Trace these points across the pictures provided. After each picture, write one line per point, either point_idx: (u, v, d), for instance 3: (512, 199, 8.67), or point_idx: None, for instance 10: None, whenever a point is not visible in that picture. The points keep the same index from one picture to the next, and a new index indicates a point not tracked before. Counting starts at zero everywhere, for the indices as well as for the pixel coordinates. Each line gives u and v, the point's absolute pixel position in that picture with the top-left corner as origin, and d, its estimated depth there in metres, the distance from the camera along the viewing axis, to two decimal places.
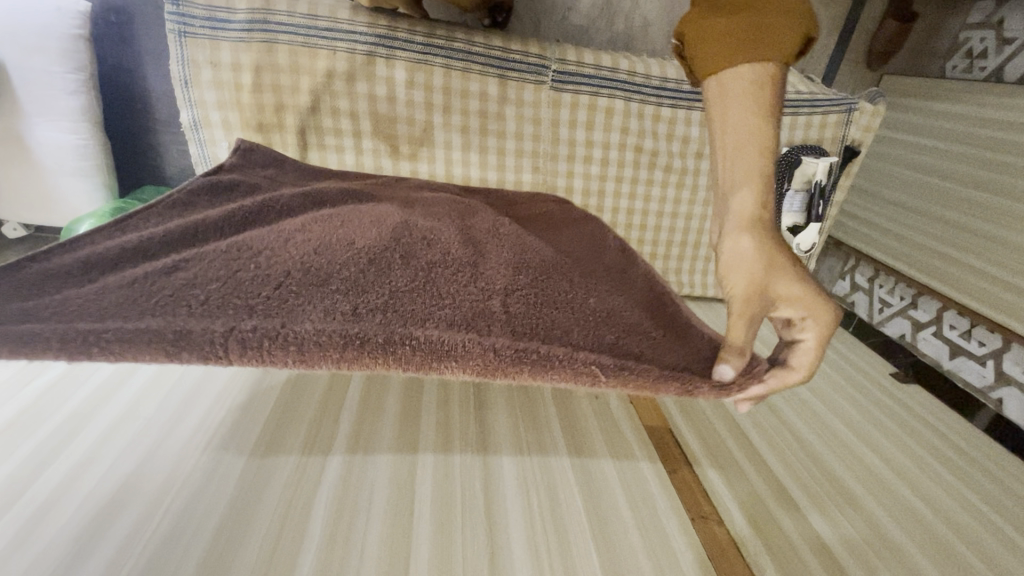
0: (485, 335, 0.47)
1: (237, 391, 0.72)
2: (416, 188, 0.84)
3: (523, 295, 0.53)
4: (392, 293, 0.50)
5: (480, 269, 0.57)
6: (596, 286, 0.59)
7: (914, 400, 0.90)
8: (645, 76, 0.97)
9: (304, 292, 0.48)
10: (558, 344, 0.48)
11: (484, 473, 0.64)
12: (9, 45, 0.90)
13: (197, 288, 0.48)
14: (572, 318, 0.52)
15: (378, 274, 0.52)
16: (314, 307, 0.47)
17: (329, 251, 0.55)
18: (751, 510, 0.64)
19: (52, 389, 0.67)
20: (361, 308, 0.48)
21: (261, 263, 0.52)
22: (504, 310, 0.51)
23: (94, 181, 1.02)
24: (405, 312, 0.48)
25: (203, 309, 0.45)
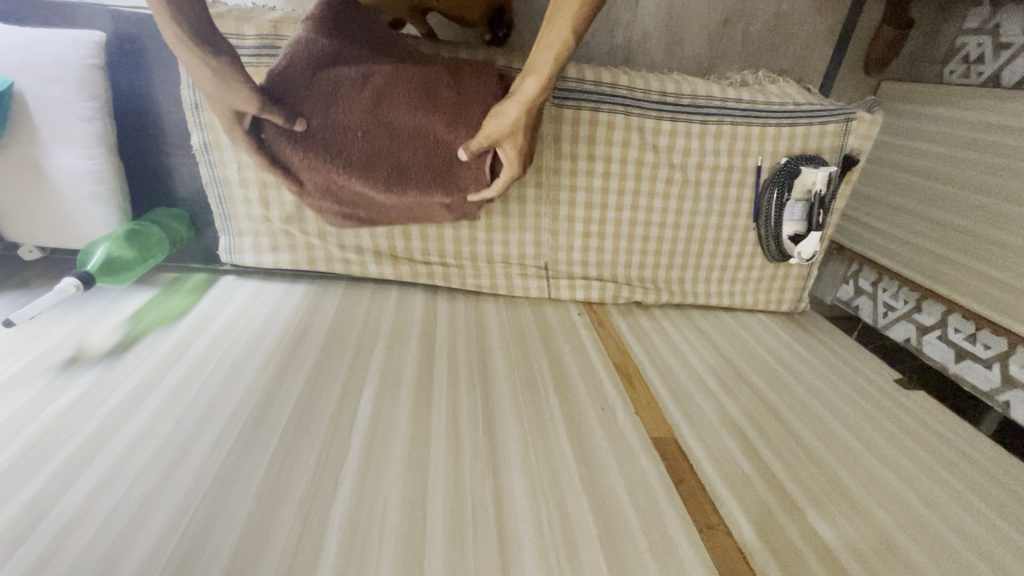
0: (378, 174, 0.72)
1: (242, 419, 0.67)
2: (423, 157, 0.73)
3: (403, 155, 0.73)
4: (352, 147, 0.71)
5: (400, 143, 0.72)
6: (431, 162, 0.74)
7: (918, 406, 0.92)
8: (644, 92, 1.01)
9: (326, 145, 0.70)
10: (402, 173, 0.73)
11: (496, 485, 0.64)
12: (29, 77, 0.82)
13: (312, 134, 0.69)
14: (425, 165, 0.73)
15: (340, 153, 0.70)
16: (330, 164, 0.70)
17: (331, 139, 0.70)
18: (760, 520, 0.65)
19: (73, 400, 0.67)
20: (356, 159, 0.71)
21: (318, 109, 0.69)
22: (399, 165, 0.73)
23: (81, 144, 0.87)
24: (349, 164, 0.71)
25: (312, 151, 0.69)
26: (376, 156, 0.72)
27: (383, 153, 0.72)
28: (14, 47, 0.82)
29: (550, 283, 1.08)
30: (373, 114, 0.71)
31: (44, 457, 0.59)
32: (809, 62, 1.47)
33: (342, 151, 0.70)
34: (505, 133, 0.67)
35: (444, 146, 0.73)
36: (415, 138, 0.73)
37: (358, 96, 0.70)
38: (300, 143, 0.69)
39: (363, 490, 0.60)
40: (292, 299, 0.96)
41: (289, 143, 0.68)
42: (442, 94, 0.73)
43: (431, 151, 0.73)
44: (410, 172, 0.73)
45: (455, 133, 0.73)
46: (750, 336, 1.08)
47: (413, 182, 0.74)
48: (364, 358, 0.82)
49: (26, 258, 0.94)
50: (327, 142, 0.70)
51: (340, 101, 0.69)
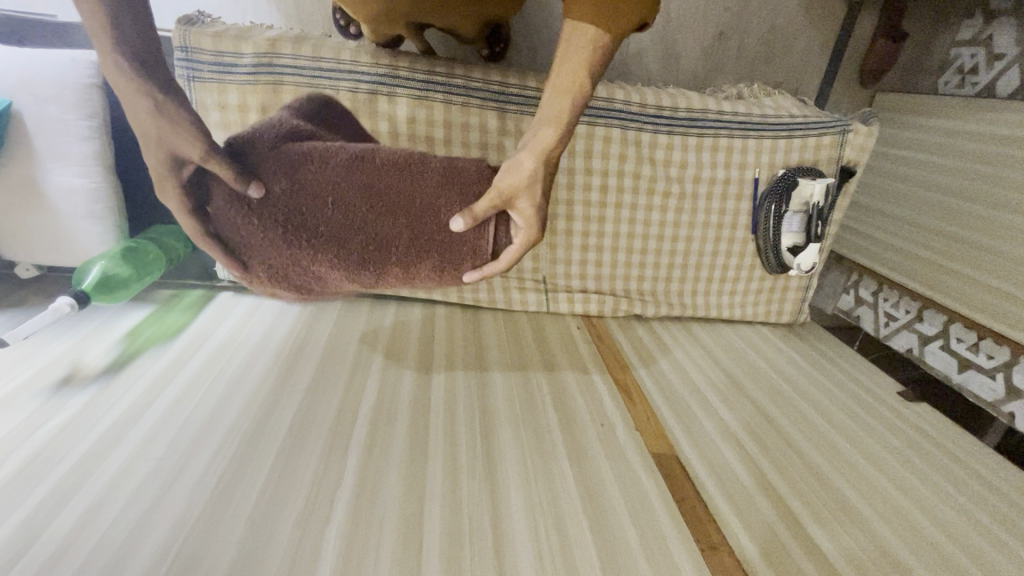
0: (351, 256, 0.60)
1: (236, 440, 0.66)
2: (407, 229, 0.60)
3: (384, 230, 0.60)
4: (321, 225, 0.58)
5: (380, 216, 0.59)
6: (418, 234, 0.60)
7: (922, 418, 0.90)
8: (640, 105, 1.01)
9: (288, 224, 0.57)
10: (382, 251, 0.60)
11: (494, 505, 0.63)
12: (27, 96, 0.83)
13: (270, 209, 0.57)
14: (411, 238, 0.60)
15: (306, 233, 0.58)
16: (294, 246, 0.58)
17: (296, 212, 0.57)
18: (762, 539, 0.64)
19: (66, 420, 0.66)
20: (326, 238, 0.59)
21: (278, 179, 0.57)
22: (380, 245, 0.60)
23: (78, 162, 0.87)
24: (318, 246, 0.59)
25: (272, 231, 0.57)
26: (350, 233, 0.59)
27: (360, 228, 0.59)
28: (13, 67, 0.82)
29: (549, 297, 1.07)
30: (348, 181, 0.58)
31: (34, 480, 0.58)
32: (804, 75, 1.48)
33: (310, 229, 0.58)
34: (522, 187, 0.61)
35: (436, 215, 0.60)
36: (400, 205, 0.60)
37: (332, 162, 0.58)
38: (255, 220, 0.56)
39: (358, 512, 0.59)
40: (289, 315, 0.95)
41: (241, 218, 0.56)
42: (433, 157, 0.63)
43: (420, 221, 0.60)
44: (393, 250, 0.60)
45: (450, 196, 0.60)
46: (751, 348, 1.07)
47: (395, 262, 0.61)
48: (361, 376, 0.81)
49: (24, 276, 0.94)
50: (289, 216, 0.57)
51: (311, 168, 0.57)
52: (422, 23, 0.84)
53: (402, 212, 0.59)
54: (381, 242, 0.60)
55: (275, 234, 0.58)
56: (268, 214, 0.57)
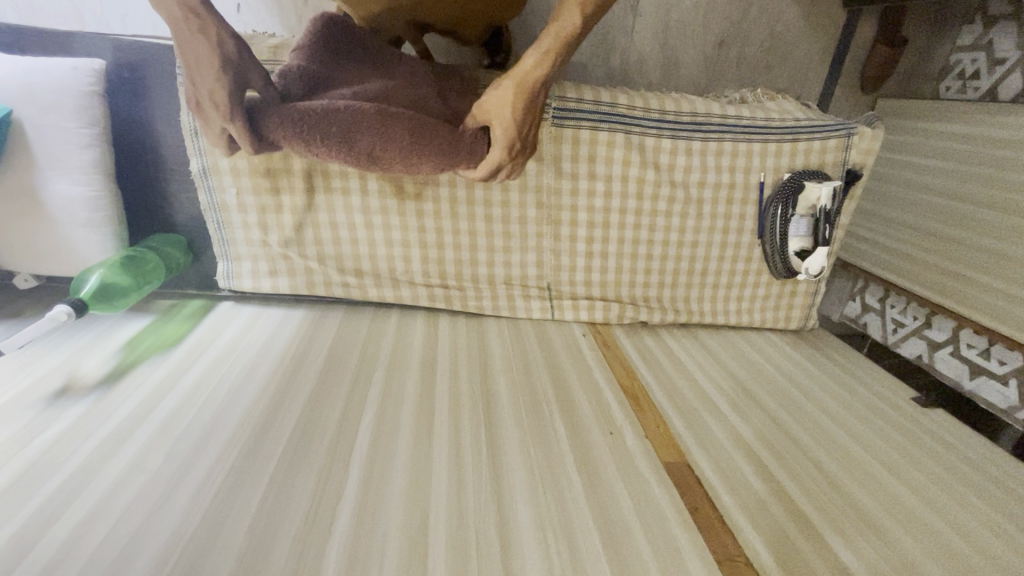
0: (358, 146, 0.69)
1: (235, 451, 0.64)
2: (407, 124, 0.69)
3: (387, 123, 0.69)
4: (333, 119, 0.68)
5: (384, 113, 0.69)
6: (418, 129, 0.69)
7: (937, 424, 0.88)
8: (643, 110, 1.00)
9: (305, 116, 0.67)
10: (386, 145, 0.70)
11: (501, 516, 0.61)
12: (28, 104, 0.83)
13: (291, 107, 0.67)
14: (410, 131, 0.69)
15: (319, 121, 0.67)
16: (312, 136, 0.68)
17: (312, 110, 0.67)
18: (779, 549, 0.62)
19: (61, 431, 0.64)
20: (337, 129, 0.68)
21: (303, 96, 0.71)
22: (382, 137, 0.69)
23: (78, 169, 0.87)
24: (331, 136, 0.68)
25: (291, 124, 0.67)
26: (358, 126, 0.68)
27: (365, 120, 0.68)
28: (14, 75, 0.82)
29: (554, 304, 1.06)
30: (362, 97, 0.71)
31: (28, 493, 0.56)
32: (805, 81, 1.48)
33: (323, 120, 0.67)
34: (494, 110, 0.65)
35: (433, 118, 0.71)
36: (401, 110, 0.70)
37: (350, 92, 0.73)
38: (279, 113, 0.67)
39: (360, 525, 0.57)
40: (290, 324, 0.94)
41: (268, 112, 0.67)
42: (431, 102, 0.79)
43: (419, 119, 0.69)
44: (394, 139, 0.69)
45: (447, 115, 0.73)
46: (760, 355, 1.06)
47: (397, 157, 0.71)
48: (363, 385, 0.79)
49: (22, 287, 0.93)
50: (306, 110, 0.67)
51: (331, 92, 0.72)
52: (422, 21, 0.82)
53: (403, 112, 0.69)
54: (384, 135, 0.69)
55: (292, 124, 0.67)
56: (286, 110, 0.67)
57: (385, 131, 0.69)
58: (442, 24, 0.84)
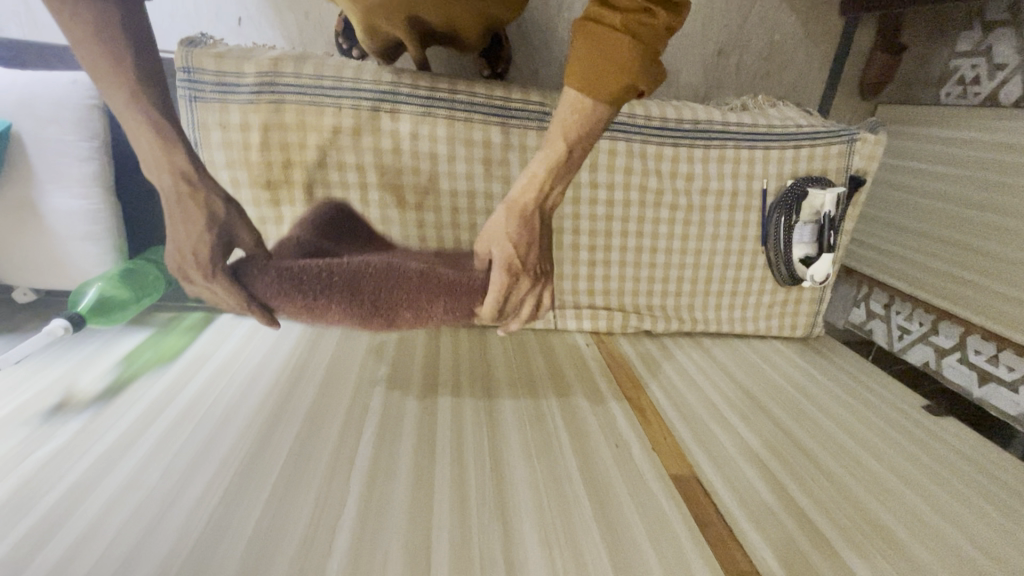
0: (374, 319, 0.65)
1: (234, 467, 0.63)
2: (434, 305, 0.65)
3: (408, 295, 0.64)
4: (352, 286, 0.62)
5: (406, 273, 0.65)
6: (443, 282, 0.65)
7: (949, 432, 0.87)
8: (644, 118, 1.00)
9: (318, 278, 0.61)
10: (407, 309, 0.65)
11: (505, 531, 0.59)
12: (27, 117, 0.83)
13: (302, 271, 0.62)
14: (435, 315, 0.66)
15: (335, 298, 0.62)
16: (326, 316, 0.64)
17: (323, 270, 0.62)
18: (791, 562, 0.60)
19: (55, 449, 0.63)
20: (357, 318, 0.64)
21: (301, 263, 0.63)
22: (407, 320, 0.65)
23: (77, 183, 0.87)
24: (348, 320, 0.64)
25: (303, 303, 0.62)
26: (376, 296, 0.63)
27: (386, 292, 0.63)
28: (14, 90, 0.83)
29: (556, 314, 1.05)
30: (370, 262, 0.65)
31: (22, 511, 0.55)
32: (805, 87, 1.48)
33: (338, 282, 0.62)
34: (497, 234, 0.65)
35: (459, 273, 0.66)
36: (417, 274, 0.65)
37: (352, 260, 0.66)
38: (288, 285, 0.61)
39: (361, 543, 0.56)
40: (290, 337, 0.93)
41: (273, 274, 0.61)
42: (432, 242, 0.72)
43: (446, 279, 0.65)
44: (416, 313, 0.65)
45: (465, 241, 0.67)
46: (766, 363, 1.04)
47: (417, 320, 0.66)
48: (364, 398, 0.78)
49: (20, 300, 0.89)
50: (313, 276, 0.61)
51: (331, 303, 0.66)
52: (421, 19, 0.81)
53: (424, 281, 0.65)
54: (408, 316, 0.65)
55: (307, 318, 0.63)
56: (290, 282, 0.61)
57: (406, 302, 0.64)
58: (441, 24, 0.83)
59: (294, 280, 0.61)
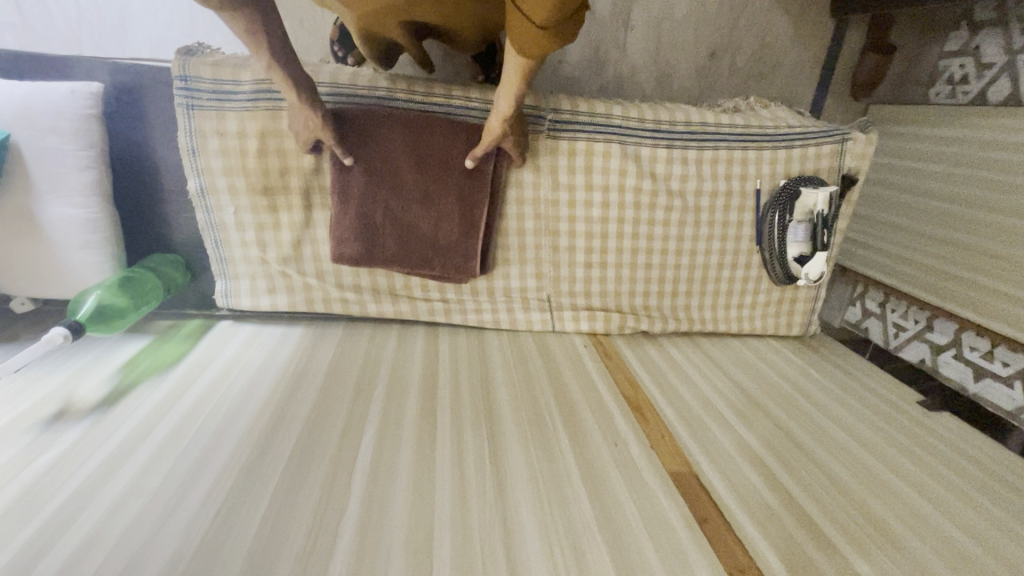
0: (404, 210, 0.93)
1: (235, 471, 0.63)
2: (444, 171, 0.92)
3: (427, 182, 0.92)
4: (395, 217, 0.93)
5: (434, 211, 0.94)
6: (450, 209, 0.94)
7: (944, 427, 0.87)
8: (638, 120, 1.01)
9: (377, 207, 0.92)
10: (424, 175, 0.92)
11: (506, 532, 0.59)
12: (25, 128, 0.83)
13: (374, 205, 0.92)
14: (443, 175, 0.92)
15: (389, 228, 0.94)
16: (376, 206, 0.92)
17: (381, 203, 0.92)
18: (791, 558, 0.61)
19: (56, 457, 0.63)
20: (397, 247, 0.95)
21: (375, 196, 0.92)
22: (422, 198, 0.93)
23: (76, 191, 0.87)
24: (390, 213, 0.93)
25: (374, 233, 0.93)
26: (410, 229, 0.94)
27: (417, 219, 0.94)
28: (13, 100, 0.83)
29: (554, 316, 1.05)
30: (414, 203, 0.93)
31: (24, 518, 0.55)
32: (797, 88, 1.50)
33: (388, 178, 0.92)
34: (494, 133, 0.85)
35: (471, 212, 0.94)
36: (444, 190, 0.93)
37: (405, 198, 0.93)
38: (364, 209, 0.92)
39: (362, 545, 0.56)
40: (289, 342, 0.93)
41: (353, 202, 0.91)
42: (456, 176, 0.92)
43: (457, 215, 0.94)
44: (430, 196, 0.93)
45: (473, 180, 0.93)
46: (763, 362, 1.05)
47: (427, 205, 0.93)
48: (364, 402, 0.78)
49: (19, 310, 0.92)
50: (378, 189, 0.91)
51: (393, 221, 0.93)
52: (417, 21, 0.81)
53: (441, 163, 0.92)
54: (427, 239, 0.95)
55: (362, 204, 0.91)
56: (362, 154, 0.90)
57: (425, 155, 0.91)
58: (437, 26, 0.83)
59: (370, 148, 0.90)
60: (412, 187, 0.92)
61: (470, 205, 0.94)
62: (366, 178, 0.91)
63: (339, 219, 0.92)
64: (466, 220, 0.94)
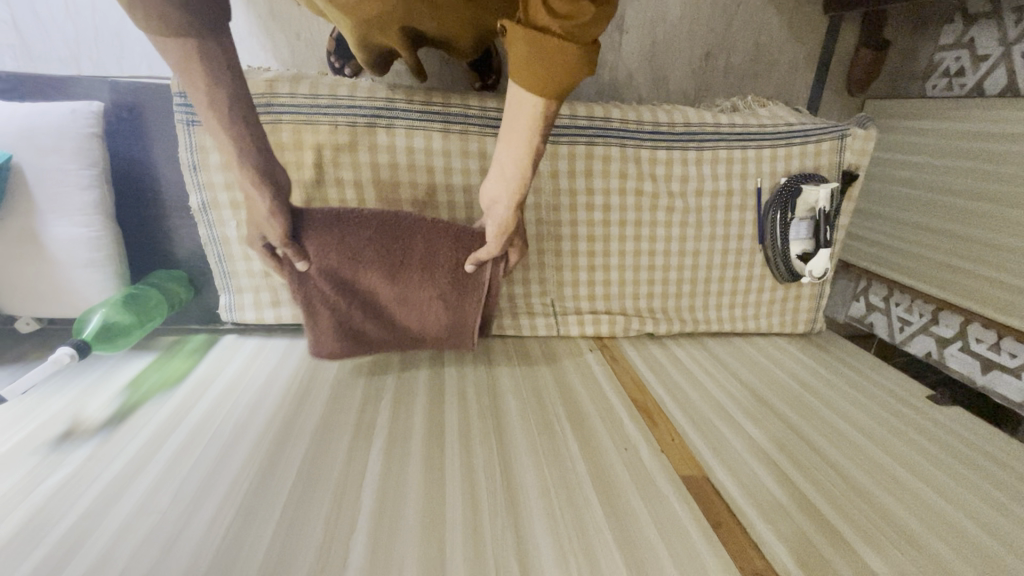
0: (382, 309, 0.84)
1: (246, 486, 0.63)
2: (425, 272, 0.81)
3: (405, 281, 0.82)
4: (372, 314, 0.84)
5: (417, 307, 0.84)
6: (437, 306, 0.84)
7: (954, 419, 0.87)
8: (637, 123, 1.01)
9: (348, 313, 0.82)
10: (401, 276, 0.81)
11: (519, 542, 0.59)
12: (27, 149, 0.84)
13: (343, 310, 0.82)
14: (426, 278, 0.81)
15: (367, 322, 0.85)
16: (347, 312, 0.82)
17: (352, 306, 0.82)
18: (807, 558, 0.60)
19: (65, 478, 0.63)
20: (377, 336, 0.87)
21: (343, 302, 0.82)
22: (400, 296, 0.83)
23: (78, 211, 0.87)
24: (367, 312, 0.84)
25: (350, 336, 0.85)
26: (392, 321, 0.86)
27: (398, 315, 0.85)
28: (15, 121, 0.84)
29: (559, 321, 1.05)
30: (392, 299, 0.83)
31: (34, 540, 0.55)
32: (793, 85, 1.50)
33: (355, 280, 0.81)
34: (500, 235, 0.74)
35: (461, 310, 0.84)
36: (427, 291, 0.82)
37: (381, 295, 0.83)
38: (334, 316, 0.82)
39: (374, 560, 0.55)
40: (294, 355, 0.93)
41: (319, 312, 0.81)
42: (442, 281, 0.81)
43: (445, 314, 0.85)
44: (410, 293, 0.83)
45: (464, 282, 0.82)
46: (769, 360, 1.05)
47: (408, 300, 0.83)
48: (371, 414, 0.78)
49: (24, 331, 0.92)
50: (345, 293, 0.81)
51: (369, 318, 0.85)
52: (415, 29, 0.81)
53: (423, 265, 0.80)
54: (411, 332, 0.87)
55: (331, 314, 0.82)
56: (320, 258, 0.78)
57: (401, 256, 0.80)
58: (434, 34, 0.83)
59: (324, 256, 0.77)
60: (388, 285, 0.82)
61: (462, 302, 0.84)
62: (330, 287, 0.79)
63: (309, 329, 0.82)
64: (454, 316, 0.85)
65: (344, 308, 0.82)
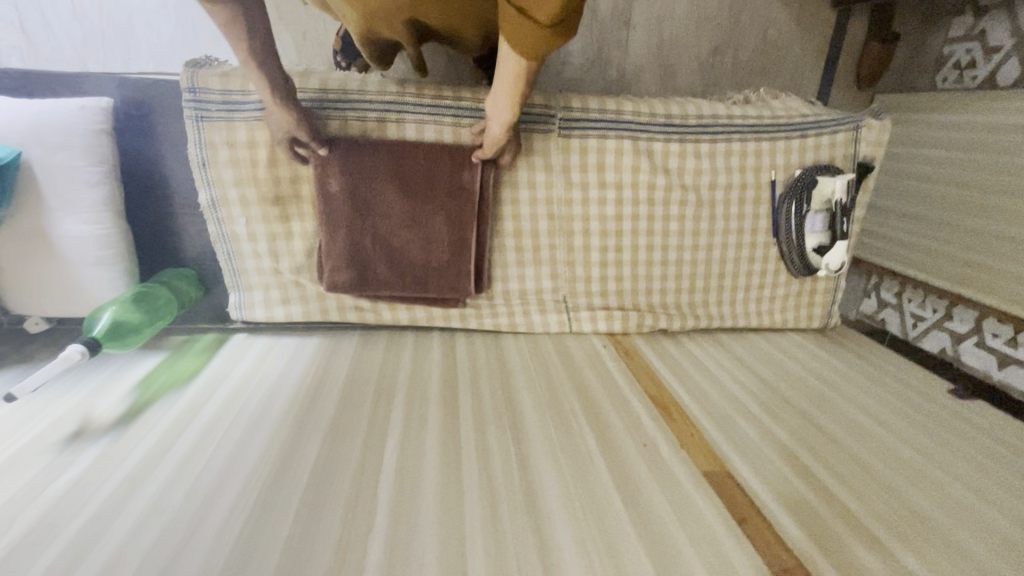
0: (392, 233, 0.93)
1: (260, 485, 0.62)
2: (430, 189, 0.92)
3: (412, 203, 0.92)
4: (382, 239, 0.93)
5: (421, 231, 0.93)
6: (440, 228, 0.94)
7: (977, 413, 0.85)
8: (649, 115, 1.00)
9: (361, 235, 0.92)
10: (410, 198, 0.91)
11: (540, 538, 0.58)
12: (36, 145, 0.83)
13: (359, 230, 0.92)
14: (429, 194, 0.92)
15: (377, 247, 0.93)
16: (361, 234, 0.92)
17: (367, 227, 0.92)
18: (835, 553, 0.58)
19: (75, 478, 0.62)
20: (386, 270, 0.95)
21: (359, 221, 0.91)
22: (409, 219, 0.93)
23: (88, 207, 0.87)
24: (378, 237, 0.93)
25: (363, 259, 0.93)
26: (400, 250, 0.94)
27: (405, 243, 0.94)
28: (24, 118, 0.83)
29: (571, 316, 1.04)
30: (400, 223, 0.93)
31: (46, 541, 0.54)
32: (802, 79, 1.49)
33: (371, 202, 0.91)
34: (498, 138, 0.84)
35: (462, 233, 0.94)
36: (431, 210, 0.92)
37: (390, 216, 0.92)
38: (349, 237, 0.91)
39: (392, 558, 0.54)
40: (304, 353, 0.92)
41: (338, 233, 0.91)
42: (444, 196, 0.92)
43: (448, 239, 0.94)
44: (417, 218, 0.93)
45: (465, 203, 0.93)
46: (785, 355, 1.03)
47: (415, 223, 0.93)
48: (384, 412, 0.77)
49: (33, 330, 0.92)
50: (360, 214, 0.91)
51: (379, 242, 0.93)
52: (422, 22, 0.81)
53: (428, 184, 0.91)
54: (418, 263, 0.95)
55: (347, 233, 0.92)
56: (342, 174, 0.89)
57: (408, 177, 0.91)
58: (443, 27, 0.82)
59: (347, 170, 0.89)
60: (399, 208, 0.92)
61: (463, 223, 0.94)
62: (347, 204, 0.90)
63: (326, 251, 0.92)
64: (457, 242, 0.94)
65: (358, 227, 0.92)
